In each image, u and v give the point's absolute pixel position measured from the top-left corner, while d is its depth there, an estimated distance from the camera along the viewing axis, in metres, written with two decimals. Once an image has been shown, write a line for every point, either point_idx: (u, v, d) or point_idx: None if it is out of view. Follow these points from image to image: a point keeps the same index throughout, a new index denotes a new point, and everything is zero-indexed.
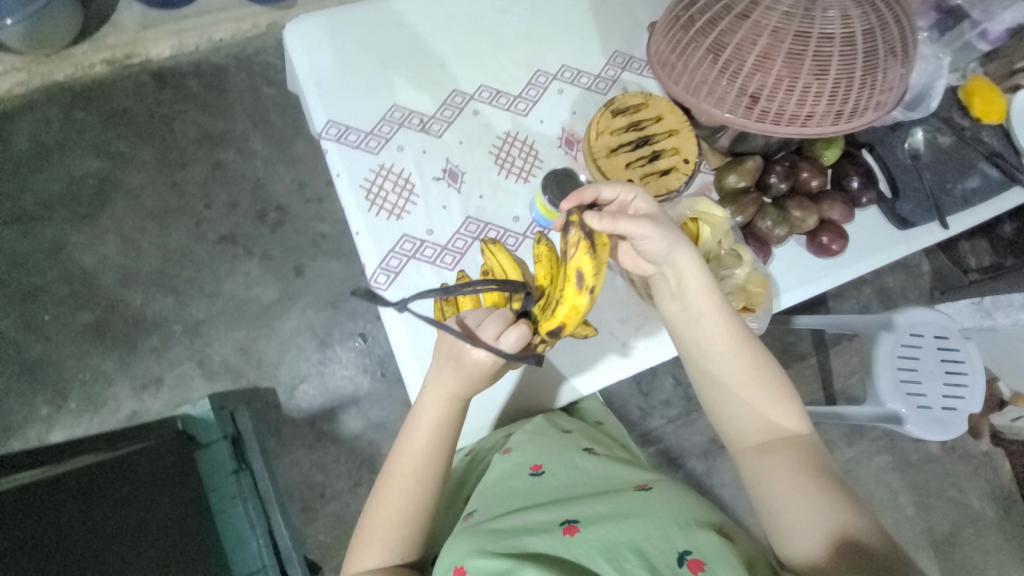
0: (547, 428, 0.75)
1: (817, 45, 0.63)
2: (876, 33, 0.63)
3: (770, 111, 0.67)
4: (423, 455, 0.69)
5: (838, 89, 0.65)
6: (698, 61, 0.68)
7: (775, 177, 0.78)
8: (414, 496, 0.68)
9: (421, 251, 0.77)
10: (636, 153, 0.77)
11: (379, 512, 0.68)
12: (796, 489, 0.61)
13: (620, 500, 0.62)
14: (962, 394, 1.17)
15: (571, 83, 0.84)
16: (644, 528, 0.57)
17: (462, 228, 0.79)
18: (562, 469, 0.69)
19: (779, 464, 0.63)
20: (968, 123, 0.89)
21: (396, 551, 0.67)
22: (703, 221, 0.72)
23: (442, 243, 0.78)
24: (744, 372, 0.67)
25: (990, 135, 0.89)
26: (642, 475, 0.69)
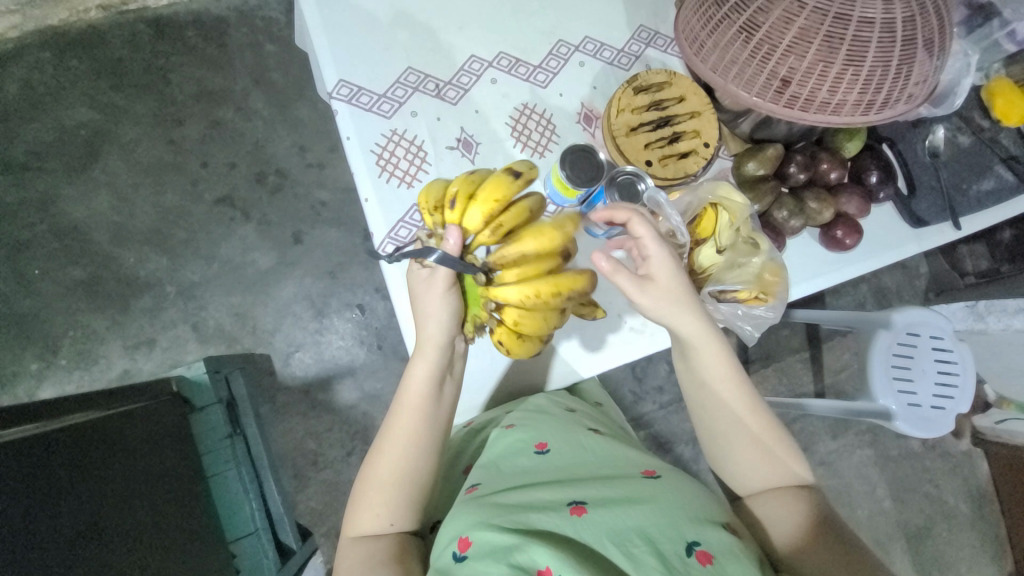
0: (550, 410, 0.76)
1: (856, 29, 0.60)
2: (916, 22, 0.61)
3: (799, 97, 0.66)
4: (416, 420, 0.69)
5: (872, 78, 0.63)
6: (729, 39, 0.66)
7: (795, 167, 0.77)
8: (404, 463, 0.68)
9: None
10: (656, 133, 0.75)
11: (372, 477, 0.68)
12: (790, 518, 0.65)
13: (626, 485, 0.62)
14: (951, 394, 1.19)
15: (593, 56, 0.81)
16: (652, 515, 0.57)
17: None
18: (566, 447, 0.69)
19: (778, 498, 0.67)
20: (988, 124, 0.88)
21: (385, 516, 0.67)
22: (720, 211, 0.71)
23: None
24: (752, 418, 0.70)
25: (1009, 137, 0.88)
26: (648, 460, 0.70)
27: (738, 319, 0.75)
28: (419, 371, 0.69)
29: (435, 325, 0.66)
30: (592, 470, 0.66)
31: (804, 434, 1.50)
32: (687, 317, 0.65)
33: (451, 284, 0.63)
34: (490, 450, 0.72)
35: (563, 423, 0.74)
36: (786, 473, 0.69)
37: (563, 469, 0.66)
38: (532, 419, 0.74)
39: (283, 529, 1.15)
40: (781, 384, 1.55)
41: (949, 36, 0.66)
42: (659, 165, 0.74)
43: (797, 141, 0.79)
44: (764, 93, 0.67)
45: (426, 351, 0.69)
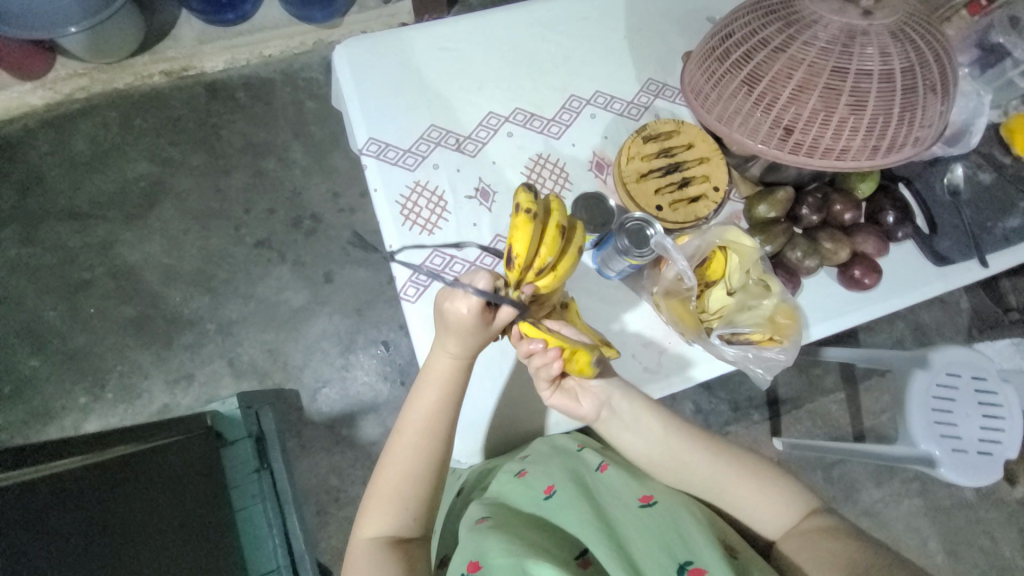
0: (560, 449, 0.81)
1: (855, 80, 0.64)
2: (915, 71, 0.64)
3: (804, 144, 0.67)
4: (430, 418, 0.71)
5: (875, 124, 0.65)
6: (732, 91, 0.69)
7: (807, 208, 0.78)
8: (418, 461, 0.70)
9: (451, 265, 0.80)
10: (666, 179, 0.78)
11: (387, 468, 0.70)
12: (818, 548, 0.67)
13: (627, 522, 0.69)
14: (998, 439, 1.11)
15: (604, 108, 0.86)
16: (650, 545, 0.65)
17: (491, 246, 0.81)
18: (572, 486, 0.73)
19: (800, 542, 0.70)
20: (1009, 161, 0.87)
21: (405, 511, 0.69)
22: (729, 252, 0.73)
23: (471, 258, 0.80)
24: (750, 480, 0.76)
25: None
26: (647, 487, 0.75)
27: (748, 360, 0.74)
28: (432, 374, 0.72)
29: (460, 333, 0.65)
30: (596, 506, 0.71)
31: (844, 480, 1.42)
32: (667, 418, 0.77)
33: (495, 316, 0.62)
34: (500, 493, 0.76)
35: (570, 463, 0.78)
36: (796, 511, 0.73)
37: (571, 512, 0.69)
38: (544, 463, 0.78)
39: (303, 567, 1.16)
40: (816, 426, 1.48)
41: (954, 85, 0.68)
42: (669, 210, 0.77)
43: (811, 183, 0.80)
44: (771, 140, 0.69)
45: (438, 351, 0.71)
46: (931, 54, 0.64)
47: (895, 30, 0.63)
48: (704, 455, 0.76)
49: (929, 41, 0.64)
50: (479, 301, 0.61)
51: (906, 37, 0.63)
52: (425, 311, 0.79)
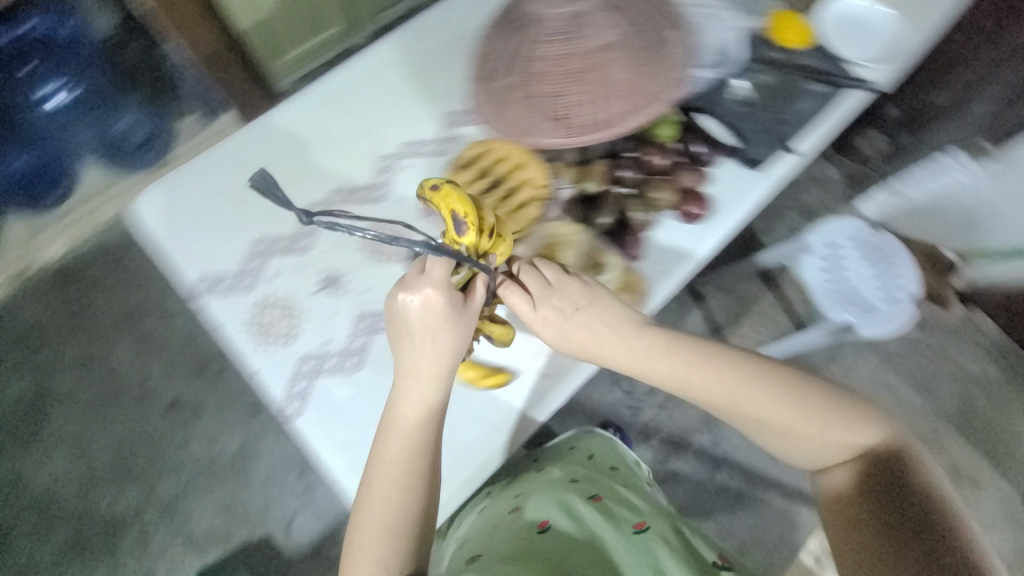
0: (556, 486, 0.83)
1: (598, 56, 0.69)
2: (640, 32, 0.71)
3: (589, 122, 0.70)
4: (412, 443, 0.64)
5: (635, 83, 0.70)
6: (507, 105, 0.73)
7: (625, 171, 0.83)
8: (413, 489, 0.64)
9: (324, 367, 0.73)
10: (493, 196, 0.81)
11: (375, 502, 0.64)
12: (847, 474, 0.68)
13: (616, 544, 0.69)
14: (900, 284, 1.19)
15: (417, 155, 0.86)
16: (637, 564, 0.67)
17: (359, 328, 0.75)
18: (566, 518, 0.74)
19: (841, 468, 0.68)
20: (784, 54, 0.94)
21: (398, 546, 0.63)
22: (557, 247, 0.79)
23: (342, 350, 0.74)
24: (795, 415, 0.68)
25: (805, 57, 0.95)
26: (636, 513, 0.77)
27: None
28: (406, 415, 0.65)
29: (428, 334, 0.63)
30: (585, 531, 0.71)
31: None
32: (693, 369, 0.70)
33: (448, 313, 0.62)
34: (498, 532, 0.76)
35: (561, 496, 0.79)
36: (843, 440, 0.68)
37: (564, 538, 0.70)
38: (540, 501, 0.79)
39: None
40: None
41: (681, 29, 0.76)
42: (506, 223, 0.80)
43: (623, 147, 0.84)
44: (562, 129, 0.71)
45: (410, 361, 0.65)
46: (646, 14, 0.72)
47: (608, 4, 0.70)
48: (767, 394, 0.68)
49: (639, 4, 0.72)
50: (430, 294, 0.62)
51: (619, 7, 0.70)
52: (314, 425, 0.71)
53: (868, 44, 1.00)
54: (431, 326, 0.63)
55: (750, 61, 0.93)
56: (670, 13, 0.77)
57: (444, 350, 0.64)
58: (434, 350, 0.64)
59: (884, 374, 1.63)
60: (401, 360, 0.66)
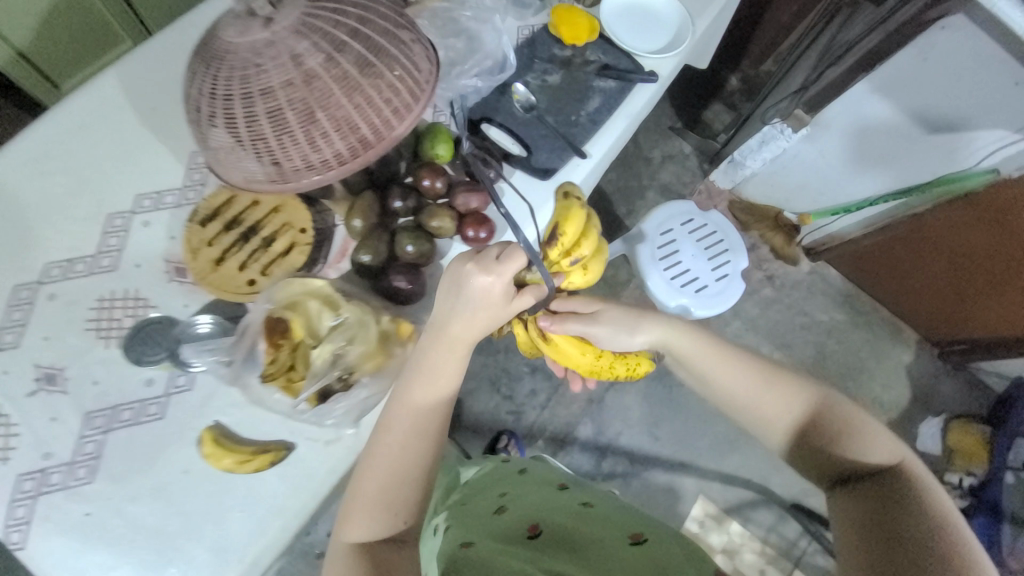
0: (556, 498, 0.92)
1: (308, 79, 0.59)
2: (355, 40, 0.61)
3: (327, 158, 0.62)
4: (436, 394, 0.68)
5: (365, 103, 0.61)
6: (224, 153, 0.61)
7: (397, 200, 0.76)
8: (415, 454, 0.66)
9: (48, 482, 0.65)
10: (247, 249, 0.71)
11: (371, 469, 0.65)
12: (803, 437, 0.75)
13: (593, 530, 0.79)
14: (727, 258, 1.24)
15: (156, 209, 0.75)
16: (601, 544, 0.75)
17: (89, 428, 0.67)
18: (556, 520, 0.82)
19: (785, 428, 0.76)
20: (567, 54, 0.94)
21: (389, 512, 0.64)
22: (299, 306, 0.69)
23: (70, 458, 0.65)
24: (757, 399, 0.78)
25: (589, 55, 0.95)
26: (635, 527, 0.80)
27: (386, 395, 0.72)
28: (456, 329, 0.68)
29: (463, 297, 0.67)
30: (570, 526, 0.80)
31: None
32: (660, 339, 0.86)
33: (504, 289, 0.68)
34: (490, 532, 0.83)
35: (558, 504, 0.89)
36: (794, 417, 0.76)
37: (550, 533, 0.79)
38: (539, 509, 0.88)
39: None
40: None
41: (412, 29, 0.67)
42: (264, 278, 0.71)
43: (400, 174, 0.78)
44: (289, 168, 0.61)
45: (456, 312, 0.68)
46: (360, 17, 0.62)
47: (304, 12, 0.59)
48: (751, 390, 0.79)
49: (349, 7, 0.62)
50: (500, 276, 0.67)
51: (319, 13, 0.59)
52: (41, 551, 0.63)
53: (651, 37, 0.99)
54: (466, 295, 0.67)
55: (530, 65, 0.92)
56: (396, 11, 0.67)
57: (460, 312, 0.68)
58: (460, 310, 0.68)
59: (745, 336, 1.75)
60: (440, 311, 0.69)
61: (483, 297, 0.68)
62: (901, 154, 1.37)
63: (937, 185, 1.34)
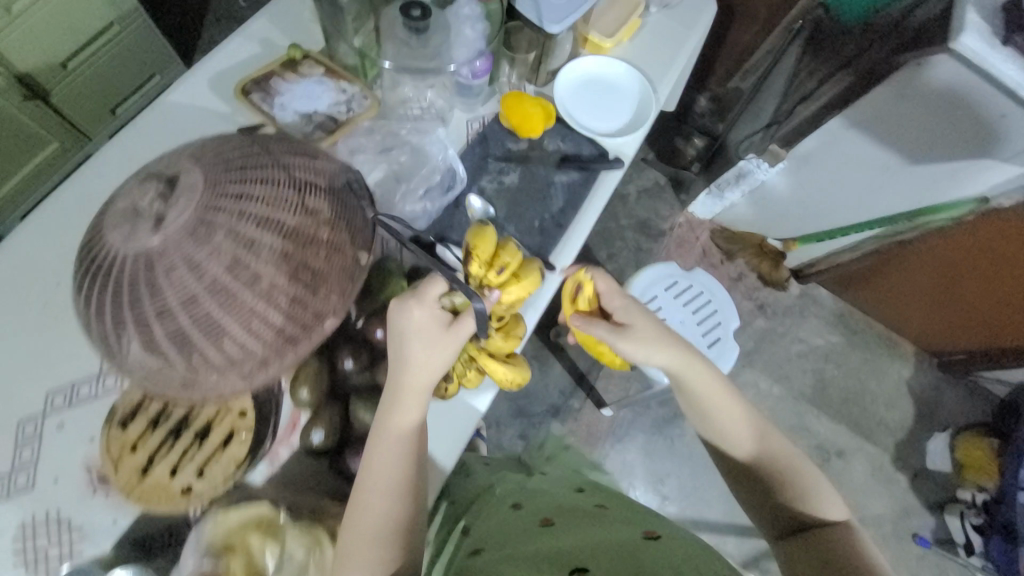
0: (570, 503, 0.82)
1: (213, 275, 0.49)
2: (274, 220, 0.52)
3: (241, 358, 0.52)
4: (405, 443, 0.61)
5: (286, 294, 0.52)
6: (122, 357, 0.52)
7: (348, 359, 0.66)
8: (392, 510, 0.60)
9: None
10: (179, 450, 0.62)
11: (351, 531, 0.59)
12: (733, 438, 0.73)
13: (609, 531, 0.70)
14: (716, 321, 1.18)
15: (71, 405, 0.65)
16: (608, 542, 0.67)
17: None
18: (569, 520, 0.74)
19: (726, 425, 0.73)
20: (524, 146, 0.85)
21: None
22: (235, 550, 0.58)
23: None
24: (722, 412, 0.73)
25: (547, 144, 0.86)
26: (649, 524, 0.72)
27: None
28: (410, 374, 0.61)
29: (420, 344, 0.61)
30: (581, 526, 0.72)
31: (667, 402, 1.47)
32: (669, 349, 0.73)
33: (450, 321, 0.62)
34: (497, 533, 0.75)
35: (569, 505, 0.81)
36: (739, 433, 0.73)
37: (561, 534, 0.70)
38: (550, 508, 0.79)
39: None
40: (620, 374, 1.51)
41: (332, 170, 0.59)
42: (202, 479, 0.62)
43: (348, 325, 0.68)
44: (230, 374, 0.53)
45: (414, 358, 0.61)
46: (272, 180, 0.53)
47: (206, 197, 0.50)
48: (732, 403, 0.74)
49: (256, 172, 0.53)
50: (437, 310, 0.62)
51: (223, 196, 0.50)
52: None
53: (614, 112, 0.91)
54: (419, 339, 0.61)
55: (484, 166, 0.83)
56: (309, 155, 0.59)
57: (420, 360, 0.61)
58: (416, 356, 0.61)
59: (741, 371, 1.68)
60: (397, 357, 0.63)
61: (445, 326, 0.62)
62: (876, 188, 1.30)
63: (916, 213, 1.30)
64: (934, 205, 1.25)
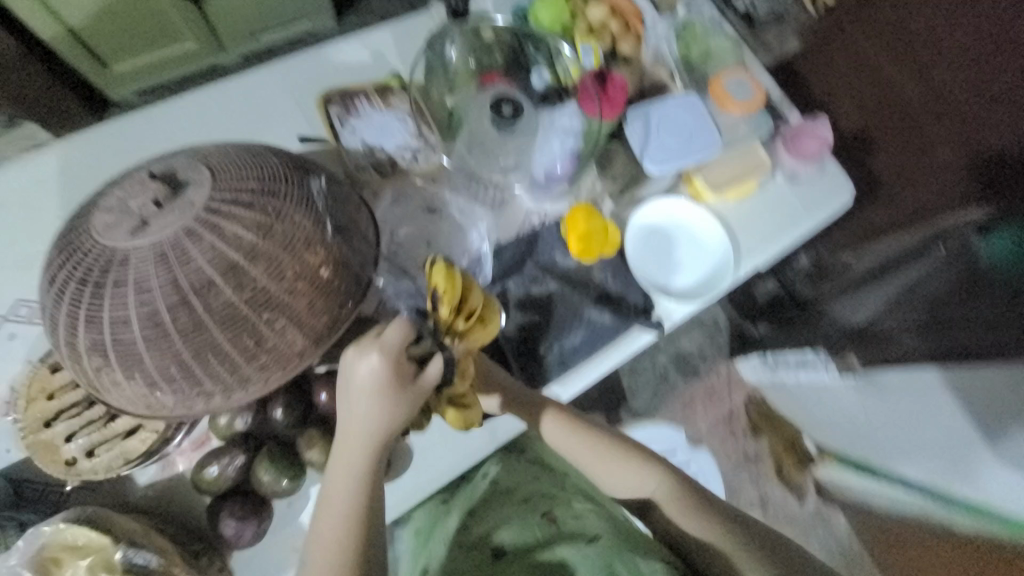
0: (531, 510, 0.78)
1: (161, 299, 0.46)
2: (250, 271, 0.47)
3: (155, 384, 0.48)
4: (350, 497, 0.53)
5: (224, 347, 0.48)
6: (58, 326, 0.50)
7: (281, 410, 0.61)
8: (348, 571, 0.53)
9: None
10: (85, 419, 0.61)
11: None
12: (631, 485, 0.65)
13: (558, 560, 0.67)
14: None
15: (28, 323, 0.67)
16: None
17: None
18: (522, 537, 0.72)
19: (626, 480, 0.66)
20: (573, 262, 0.78)
21: None
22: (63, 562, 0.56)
23: None
24: (616, 471, 0.66)
25: (597, 271, 0.78)
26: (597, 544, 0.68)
27: None
28: (351, 436, 0.52)
29: (363, 407, 0.51)
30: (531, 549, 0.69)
31: None
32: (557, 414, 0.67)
33: (394, 381, 0.51)
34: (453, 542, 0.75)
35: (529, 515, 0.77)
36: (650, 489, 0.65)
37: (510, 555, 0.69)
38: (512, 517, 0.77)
39: None
40: None
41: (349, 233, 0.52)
42: (92, 458, 0.60)
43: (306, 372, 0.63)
44: (129, 395, 0.49)
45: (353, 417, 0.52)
46: (265, 227, 0.49)
47: (188, 224, 0.46)
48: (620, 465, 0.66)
49: (256, 212, 0.49)
50: (388, 360, 0.51)
51: (213, 227, 0.47)
52: None
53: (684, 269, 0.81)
54: (360, 402, 0.51)
55: (522, 266, 0.76)
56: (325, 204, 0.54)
57: (362, 419, 0.52)
58: (356, 418, 0.52)
59: None
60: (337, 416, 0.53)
61: (393, 386, 0.51)
62: (914, 451, 1.14)
63: (965, 509, 1.00)
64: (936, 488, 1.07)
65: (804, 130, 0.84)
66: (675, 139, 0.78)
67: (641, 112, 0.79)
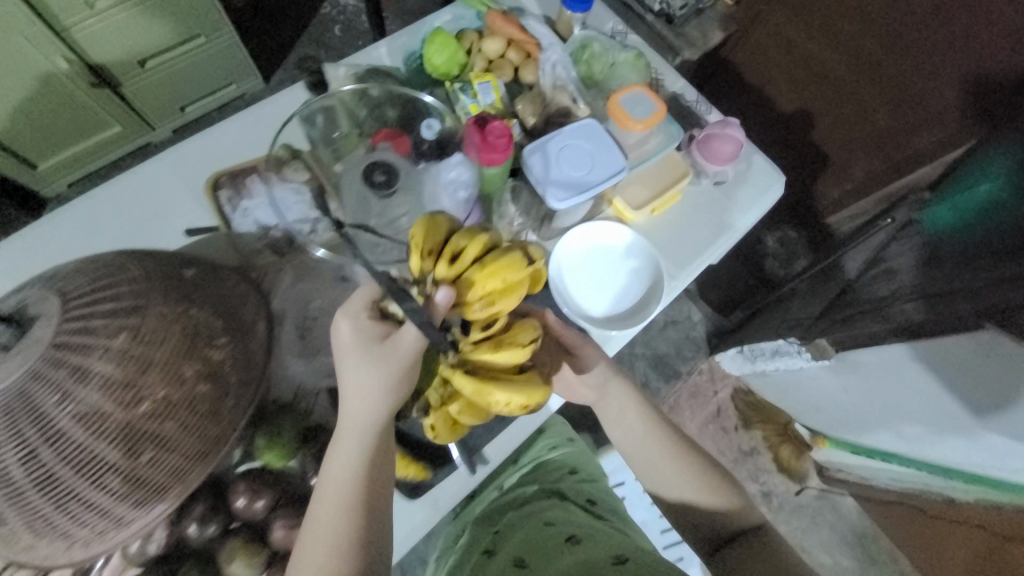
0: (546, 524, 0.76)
1: (16, 453, 0.45)
2: (103, 407, 0.46)
3: (35, 534, 0.47)
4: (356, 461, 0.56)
5: (93, 488, 0.46)
6: None
7: (195, 523, 0.58)
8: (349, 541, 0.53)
9: None
10: None
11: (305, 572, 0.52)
12: (677, 475, 0.68)
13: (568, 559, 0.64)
14: None
15: None
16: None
17: None
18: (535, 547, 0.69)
19: (680, 472, 0.68)
20: None
21: None
22: None
23: None
24: (661, 450, 0.69)
25: None
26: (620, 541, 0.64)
27: None
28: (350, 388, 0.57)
29: (359, 356, 0.56)
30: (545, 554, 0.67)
31: None
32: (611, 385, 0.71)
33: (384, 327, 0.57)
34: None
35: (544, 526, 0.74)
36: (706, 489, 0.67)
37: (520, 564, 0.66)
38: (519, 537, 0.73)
39: None
40: None
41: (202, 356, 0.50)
42: None
43: (225, 474, 0.61)
44: (11, 546, 0.48)
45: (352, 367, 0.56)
46: (118, 353, 0.47)
47: (32, 368, 0.45)
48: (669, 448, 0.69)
49: (105, 339, 0.47)
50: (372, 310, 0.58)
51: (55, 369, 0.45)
52: None
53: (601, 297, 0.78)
54: (358, 351, 0.57)
55: None
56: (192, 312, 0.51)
57: (360, 371, 0.56)
58: (355, 366, 0.56)
59: None
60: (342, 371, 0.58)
61: (381, 332, 0.57)
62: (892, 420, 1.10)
63: (968, 480, 0.93)
64: (928, 459, 1.02)
65: (717, 137, 0.82)
66: (582, 165, 0.72)
67: (540, 146, 0.72)
